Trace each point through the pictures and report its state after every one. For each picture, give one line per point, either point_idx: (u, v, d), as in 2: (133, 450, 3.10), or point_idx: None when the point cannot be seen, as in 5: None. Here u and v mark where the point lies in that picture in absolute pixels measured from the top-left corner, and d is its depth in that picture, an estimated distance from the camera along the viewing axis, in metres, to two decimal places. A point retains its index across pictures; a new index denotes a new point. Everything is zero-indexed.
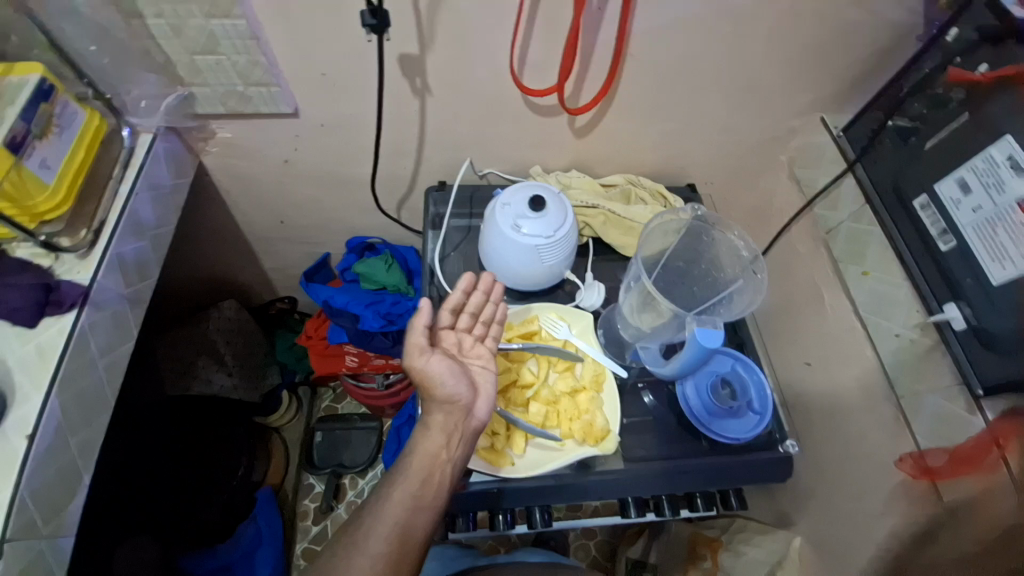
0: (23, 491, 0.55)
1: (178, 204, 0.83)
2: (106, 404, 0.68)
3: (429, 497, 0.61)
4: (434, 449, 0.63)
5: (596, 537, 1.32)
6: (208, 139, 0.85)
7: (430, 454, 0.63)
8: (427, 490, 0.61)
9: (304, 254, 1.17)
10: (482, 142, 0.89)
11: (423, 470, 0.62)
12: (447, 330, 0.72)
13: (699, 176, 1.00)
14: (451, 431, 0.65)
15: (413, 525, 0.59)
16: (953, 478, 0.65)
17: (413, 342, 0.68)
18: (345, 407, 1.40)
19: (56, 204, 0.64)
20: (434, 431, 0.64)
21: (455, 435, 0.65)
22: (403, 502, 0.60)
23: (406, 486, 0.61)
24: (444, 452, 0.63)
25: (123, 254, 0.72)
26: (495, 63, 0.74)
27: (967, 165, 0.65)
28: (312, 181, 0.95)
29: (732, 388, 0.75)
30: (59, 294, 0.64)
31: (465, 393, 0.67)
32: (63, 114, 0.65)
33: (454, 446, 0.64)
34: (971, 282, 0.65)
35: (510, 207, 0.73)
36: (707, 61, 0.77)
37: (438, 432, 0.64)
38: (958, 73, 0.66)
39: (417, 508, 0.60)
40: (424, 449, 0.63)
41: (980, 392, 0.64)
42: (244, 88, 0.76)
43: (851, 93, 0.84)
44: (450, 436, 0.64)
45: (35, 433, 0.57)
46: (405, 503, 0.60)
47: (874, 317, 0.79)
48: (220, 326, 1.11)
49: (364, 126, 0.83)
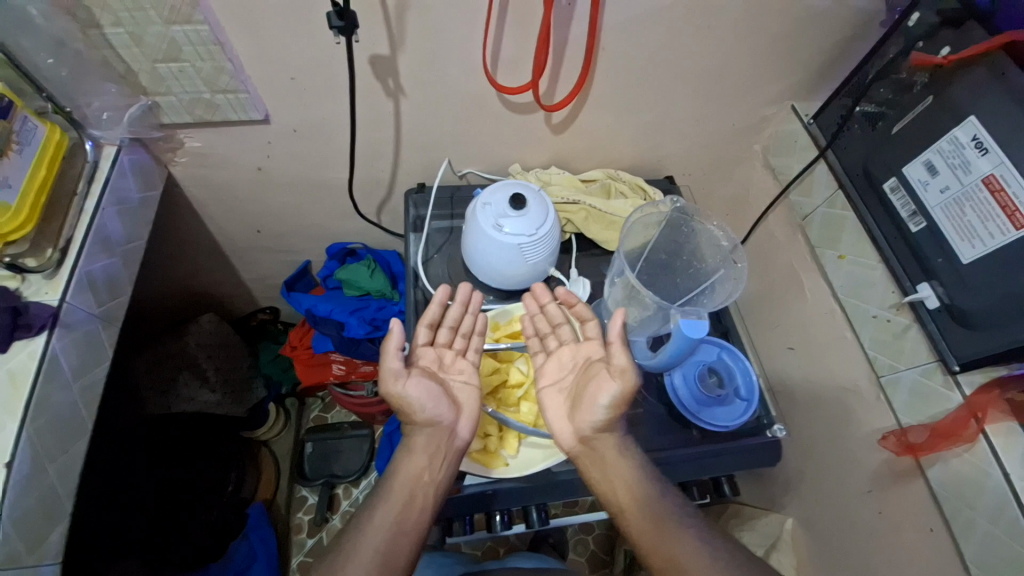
0: (4, 524, 0.53)
1: (148, 218, 0.80)
2: (83, 428, 0.66)
3: (412, 520, 0.61)
4: (417, 471, 0.64)
5: (594, 531, 1.32)
6: (177, 150, 0.82)
7: (412, 477, 0.63)
8: (410, 513, 0.61)
9: (284, 263, 1.15)
10: (460, 142, 0.88)
11: (405, 493, 0.62)
12: (425, 346, 0.71)
13: (677, 168, 1.01)
14: (434, 452, 0.65)
15: (397, 551, 0.59)
16: (934, 453, 0.67)
17: (388, 367, 0.65)
18: (334, 416, 1.40)
19: (19, 224, 0.61)
20: (416, 454, 0.65)
21: (438, 456, 0.65)
22: (385, 527, 0.60)
23: (388, 510, 0.61)
24: (426, 474, 0.64)
25: (92, 273, 0.69)
26: (467, 61, 0.73)
27: (934, 147, 0.66)
28: (288, 188, 0.93)
29: (719, 376, 0.76)
30: (28, 317, 0.61)
31: (446, 414, 0.67)
32: (22, 131, 0.62)
33: (437, 468, 0.64)
34: (942, 262, 0.66)
35: (491, 207, 0.72)
36: (679, 52, 0.77)
37: (421, 453, 0.65)
38: (921, 57, 0.67)
39: (400, 533, 0.60)
40: (406, 472, 0.64)
41: (956, 367, 0.65)
42: (211, 95, 0.74)
43: (820, 80, 0.86)
44: (433, 458, 0.65)
45: (13, 462, 0.55)
46: (387, 527, 0.60)
47: (852, 300, 0.81)
48: (200, 341, 1.09)
49: (339, 131, 0.82)
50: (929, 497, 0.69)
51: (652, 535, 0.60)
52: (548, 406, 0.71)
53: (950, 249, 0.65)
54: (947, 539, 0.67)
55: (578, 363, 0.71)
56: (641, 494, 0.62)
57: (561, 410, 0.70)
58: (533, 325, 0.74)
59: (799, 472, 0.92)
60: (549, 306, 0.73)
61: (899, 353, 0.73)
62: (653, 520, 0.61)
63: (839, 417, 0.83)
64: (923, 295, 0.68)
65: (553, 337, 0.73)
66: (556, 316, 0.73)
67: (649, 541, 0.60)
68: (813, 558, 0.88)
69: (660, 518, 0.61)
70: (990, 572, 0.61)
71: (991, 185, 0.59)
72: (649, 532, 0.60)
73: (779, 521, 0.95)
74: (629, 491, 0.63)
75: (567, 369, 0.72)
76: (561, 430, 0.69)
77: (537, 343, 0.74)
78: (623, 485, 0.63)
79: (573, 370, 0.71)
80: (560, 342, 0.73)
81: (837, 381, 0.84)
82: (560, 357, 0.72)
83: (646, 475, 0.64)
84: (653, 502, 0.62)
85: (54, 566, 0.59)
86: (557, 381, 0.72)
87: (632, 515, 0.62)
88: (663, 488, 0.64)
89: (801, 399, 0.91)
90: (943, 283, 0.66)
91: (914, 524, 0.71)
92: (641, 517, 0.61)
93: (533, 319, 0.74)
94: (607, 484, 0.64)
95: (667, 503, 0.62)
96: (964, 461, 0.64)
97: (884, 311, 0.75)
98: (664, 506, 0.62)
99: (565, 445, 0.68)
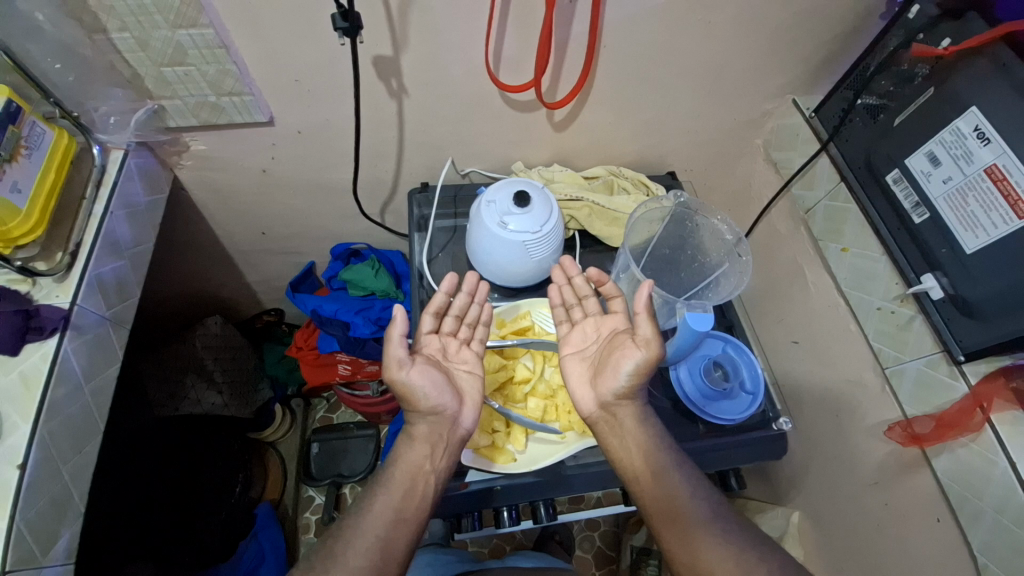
0: (19, 523, 0.54)
1: (154, 221, 0.81)
2: (95, 429, 0.67)
3: (411, 510, 0.61)
4: (418, 460, 0.64)
5: (600, 528, 1.33)
6: (182, 153, 0.83)
7: (413, 466, 0.63)
8: (410, 502, 0.61)
9: (288, 264, 1.16)
10: (462, 142, 0.89)
11: (405, 482, 0.62)
12: (430, 334, 0.71)
13: (679, 163, 1.02)
14: (436, 442, 0.65)
15: (395, 539, 0.59)
16: (939, 443, 0.67)
17: (393, 353, 0.65)
18: (340, 416, 1.41)
19: (30, 228, 0.62)
20: (418, 442, 0.65)
21: (440, 445, 0.65)
22: (385, 515, 0.60)
23: (388, 498, 0.61)
24: (427, 462, 0.64)
25: (101, 275, 0.70)
26: (469, 61, 0.74)
27: (936, 138, 0.66)
28: (293, 190, 0.94)
29: (724, 370, 0.76)
30: (39, 320, 0.62)
31: (450, 403, 0.67)
32: (31, 135, 0.62)
33: (438, 457, 0.64)
34: (946, 252, 0.66)
35: (495, 204, 0.72)
36: (679, 48, 0.78)
37: (423, 442, 0.65)
38: (921, 48, 0.66)
39: (399, 521, 0.60)
40: (408, 460, 0.64)
41: (961, 357, 0.65)
42: (217, 98, 0.74)
43: (820, 74, 0.86)
44: (435, 446, 0.65)
45: (26, 462, 0.56)
46: (386, 516, 0.60)
47: (857, 292, 0.81)
48: (207, 342, 1.08)
49: (343, 131, 0.82)
50: (937, 488, 0.69)
51: (664, 504, 0.61)
52: (571, 374, 0.71)
53: (955, 239, 0.65)
54: (955, 529, 0.67)
55: (602, 334, 0.72)
56: (656, 464, 0.63)
57: (584, 378, 0.71)
58: (560, 296, 0.75)
59: (805, 465, 0.92)
60: (577, 279, 0.75)
61: (904, 343, 0.73)
62: (666, 490, 0.61)
63: (844, 410, 0.83)
64: (928, 285, 0.68)
65: (579, 308, 0.75)
66: (584, 289, 0.74)
67: (661, 509, 0.61)
68: (821, 551, 0.88)
69: (673, 489, 0.61)
70: (998, 560, 0.62)
71: (994, 175, 0.59)
72: (662, 501, 0.61)
73: (786, 514, 0.96)
74: (645, 459, 0.63)
75: (592, 339, 0.73)
76: (582, 397, 0.69)
77: (562, 312, 0.75)
78: (640, 453, 0.64)
79: (597, 341, 0.72)
80: (585, 314, 0.74)
81: (842, 373, 0.84)
82: (584, 328, 0.73)
83: (663, 446, 0.64)
84: (668, 473, 0.62)
85: (66, 566, 0.60)
86: (581, 350, 0.73)
87: (645, 483, 0.62)
88: (679, 460, 0.63)
89: (806, 392, 0.91)
90: (948, 274, 0.66)
91: (922, 514, 0.71)
92: (656, 486, 0.61)
93: (560, 289, 0.75)
94: (624, 450, 0.65)
95: (681, 475, 0.62)
96: (971, 451, 0.64)
97: (888, 303, 0.76)
98: (678, 478, 0.62)
99: (586, 410, 0.69)
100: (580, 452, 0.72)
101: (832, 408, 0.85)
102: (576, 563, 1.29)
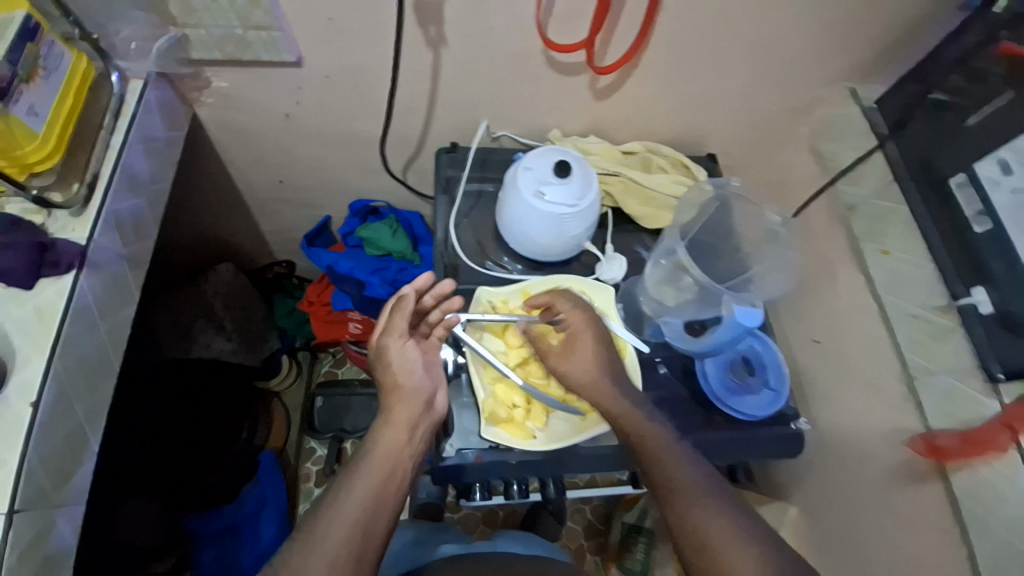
0: (31, 461, 0.53)
1: (173, 158, 0.77)
2: (110, 368, 0.66)
3: (391, 493, 0.60)
4: (397, 445, 0.63)
5: (592, 502, 1.35)
6: (204, 89, 0.79)
7: (394, 450, 0.62)
8: (391, 484, 0.60)
9: (304, 216, 1.12)
10: (499, 103, 0.84)
11: (386, 466, 0.61)
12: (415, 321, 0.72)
13: (719, 146, 0.97)
14: (414, 426, 0.64)
15: (376, 523, 0.58)
16: (963, 459, 0.65)
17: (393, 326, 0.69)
18: (345, 372, 1.41)
19: (47, 154, 0.59)
20: (397, 427, 0.64)
21: (417, 429, 0.64)
22: (365, 500, 0.58)
23: (368, 482, 0.59)
24: (407, 446, 0.63)
25: (119, 212, 0.67)
26: (518, 13, 0.69)
27: (1010, 145, 0.63)
28: (317, 138, 0.90)
29: (749, 365, 0.75)
30: (55, 253, 0.60)
31: (428, 385, 0.67)
32: (49, 56, 0.59)
33: (417, 440, 0.64)
34: (1002, 266, 0.64)
35: (533, 172, 0.69)
36: (735, 20, 0.73)
37: (400, 428, 0.64)
38: (1008, 46, 0.63)
39: (380, 504, 0.59)
40: (387, 444, 0.63)
41: (1000, 375, 0.63)
42: (243, 31, 0.70)
43: (883, 62, 0.81)
44: (413, 430, 0.64)
45: (40, 400, 0.55)
46: (366, 501, 0.58)
47: (891, 297, 0.76)
48: (217, 289, 1.07)
49: (374, 79, 0.78)
50: (947, 501, 0.69)
51: (674, 489, 0.60)
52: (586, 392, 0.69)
53: (1016, 253, 0.62)
54: (959, 542, 0.67)
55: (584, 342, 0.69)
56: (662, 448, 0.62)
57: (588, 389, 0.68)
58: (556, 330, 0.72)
59: (810, 463, 0.92)
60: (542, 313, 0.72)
61: (934, 354, 0.70)
62: (671, 473, 0.60)
63: (861, 416, 0.82)
64: (977, 298, 0.66)
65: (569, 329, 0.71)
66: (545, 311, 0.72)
67: (666, 491, 0.60)
68: (814, 544, 0.90)
69: (678, 472, 0.60)
70: None
71: None
72: (668, 483, 0.60)
73: (783, 508, 0.97)
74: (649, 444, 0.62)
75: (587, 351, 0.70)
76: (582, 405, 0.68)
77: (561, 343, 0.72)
78: (645, 439, 0.63)
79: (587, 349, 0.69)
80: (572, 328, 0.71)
81: (862, 379, 0.82)
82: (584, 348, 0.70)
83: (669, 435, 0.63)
84: (675, 459, 0.61)
85: (81, 504, 0.60)
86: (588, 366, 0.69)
87: (653, 466, 0.61)
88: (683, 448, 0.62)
89: (820, 393, 0.90)
90: (1000, 289, 0.64)
91: (927, 525, 0.71)
92: (662, 472, 0.60)
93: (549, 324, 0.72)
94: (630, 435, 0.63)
95: (688, 462, 0.61)
96: (994, 471, 0.63)
97: (925, 311, 0.72)
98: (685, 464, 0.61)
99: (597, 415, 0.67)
100: (598, 435, 0.70)
101: (847, 411, 0.85)
102: (565, 533, 1.32)
